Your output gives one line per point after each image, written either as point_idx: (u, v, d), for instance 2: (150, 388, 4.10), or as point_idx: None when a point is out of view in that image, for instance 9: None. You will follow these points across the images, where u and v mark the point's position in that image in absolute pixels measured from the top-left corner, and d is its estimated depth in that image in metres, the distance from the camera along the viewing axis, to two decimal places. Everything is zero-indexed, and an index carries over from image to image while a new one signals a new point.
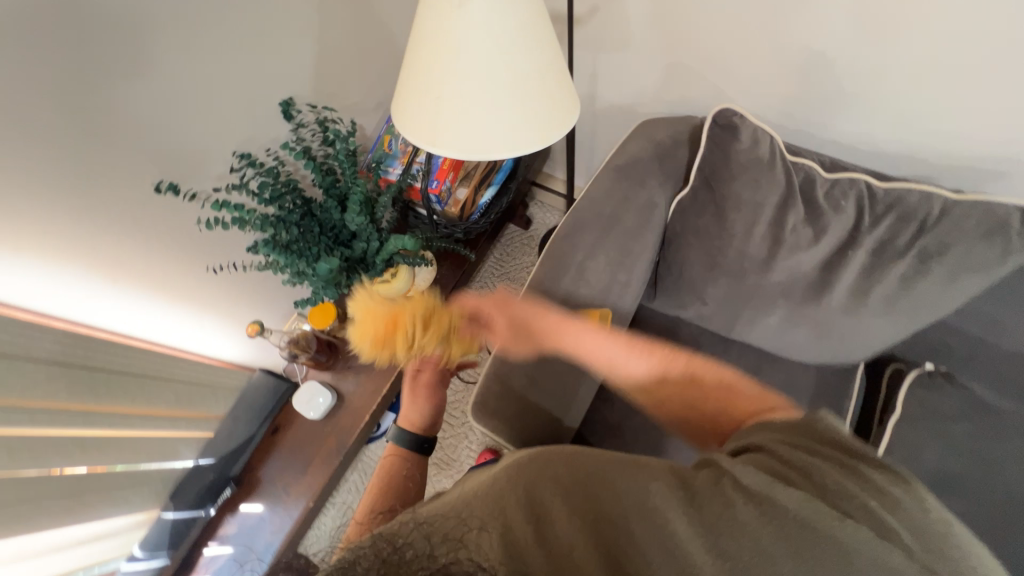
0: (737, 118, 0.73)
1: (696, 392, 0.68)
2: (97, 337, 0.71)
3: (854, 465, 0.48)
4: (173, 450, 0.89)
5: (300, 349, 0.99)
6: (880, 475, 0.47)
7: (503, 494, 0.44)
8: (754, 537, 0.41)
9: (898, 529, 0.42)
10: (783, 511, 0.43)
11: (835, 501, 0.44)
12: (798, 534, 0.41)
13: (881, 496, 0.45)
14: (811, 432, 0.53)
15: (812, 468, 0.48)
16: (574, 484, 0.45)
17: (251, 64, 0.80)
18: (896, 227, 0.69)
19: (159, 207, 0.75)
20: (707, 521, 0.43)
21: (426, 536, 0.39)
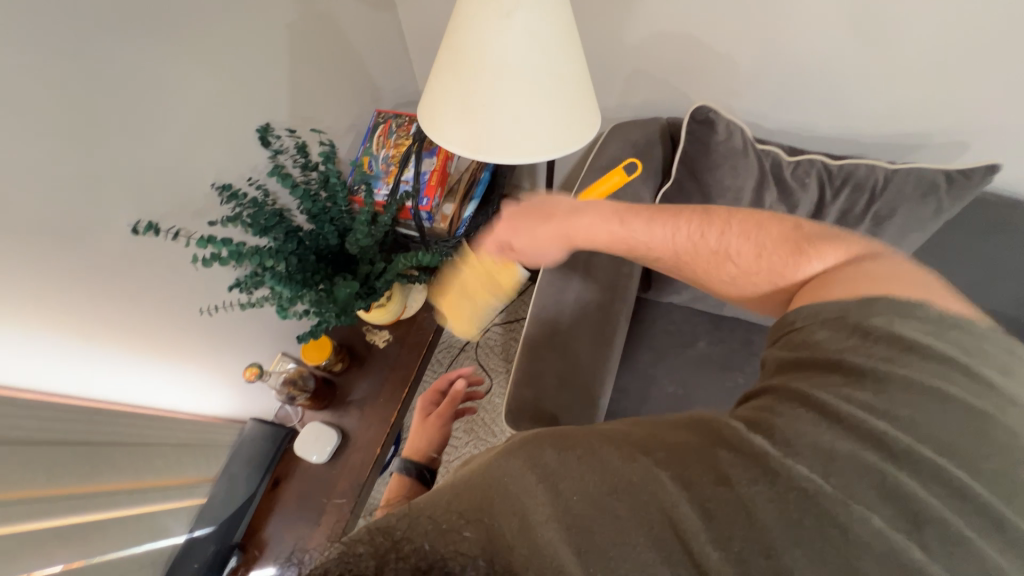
0: (712, 113, 0.80)
1: (740, 244, 0.60)
2: (74, 407, 0.61)
3: (913, 395, 0.40)
4: (165, 526, 0.79)
5: (297, 390, 0.93)
6: (934, 409, 0.39)
7: (497, 481, 0.37)
8: (739, 512, 0.35)
9: (939, 507, 0.35)
10: (784, 478, 0.36)
11: (863, 474, 0.36)
12: (805, 517, 0.34)
13: (919, 462, 0.37)
14: (885, 337, 0.44)
15: (853, 416, 0.39)
16: (563, 475, 0.38)
17: (225, 91, 0.75)
18: (853, 196, 0.80)
19: (135, 252, 0.67)
20: (698, 492, 0.37)
21: (426, 524, 0.34)
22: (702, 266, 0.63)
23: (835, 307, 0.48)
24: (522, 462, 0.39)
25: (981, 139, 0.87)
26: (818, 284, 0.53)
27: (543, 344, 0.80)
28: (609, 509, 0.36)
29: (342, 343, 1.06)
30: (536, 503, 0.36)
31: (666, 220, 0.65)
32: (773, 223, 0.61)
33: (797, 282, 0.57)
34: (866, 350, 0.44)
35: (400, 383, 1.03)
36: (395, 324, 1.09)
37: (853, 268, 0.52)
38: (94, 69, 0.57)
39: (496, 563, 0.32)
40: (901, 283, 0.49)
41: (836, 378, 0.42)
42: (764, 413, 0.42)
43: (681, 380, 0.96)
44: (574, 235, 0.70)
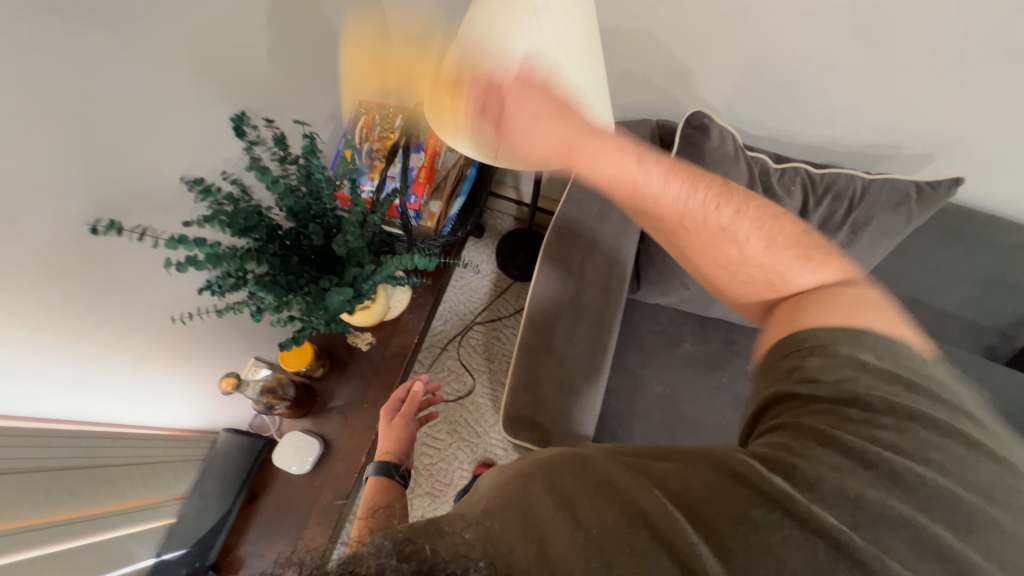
0: (707, 120, 0.81)
1: (753, 232, 0.58)
2: (25, 430, 0.54)
3: (908, 432, 0.43)
4: (129, 552, 0.72)
5: (276, 399, 0.87)
6: (934, 449, 0.41)
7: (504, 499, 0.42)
8: (753, 549, 0.37)
9: (958, 546, 0.36)
10: (795, 518, 0.38)
11: (879, 518, 0.38)
12: (830, 562, 0.36)
13: (930, 503, 0.39)
14: (866, 366, 0.47)
15: (862, 459, 0.41)
16: (584, 503, 0.41)
17: (195, 74, 0.68)
18: (834, 204, 0.84)
19: (94, 254, 0.59)
20: (707, 528, 0.39)
21: (430, 525, 0.37)
22: (709, 241, 0.60)
23: (830, 329, 0.50)
24: (544, 487, 0.43)
25: (944, 153, 0.93)
26: (805, 304, 0.55)
27: (540, 351, 0.78)
28: (633, 547, 0.37)
29: (322, 346, 1.00)
30: (559, 534, 0.38)
31: (685, 179, 0.61)
32: (787, 223, 0.60)
33: (794, 287, 0.58)
34: (863, 382, 0.46)
35: (385, 387, 0.99)
36: (378, 326, 1.05)
37: (835, 290, 0.55)
38: (48, 44, 0.50)
39: (495, 565, 0.36)
40: (871, 310, 0.52)
41: (829, 413, 0.45)
42: (780, 451, 0.43)
43: (669, 380, 0.98)
44: (577, 149, 0.62)
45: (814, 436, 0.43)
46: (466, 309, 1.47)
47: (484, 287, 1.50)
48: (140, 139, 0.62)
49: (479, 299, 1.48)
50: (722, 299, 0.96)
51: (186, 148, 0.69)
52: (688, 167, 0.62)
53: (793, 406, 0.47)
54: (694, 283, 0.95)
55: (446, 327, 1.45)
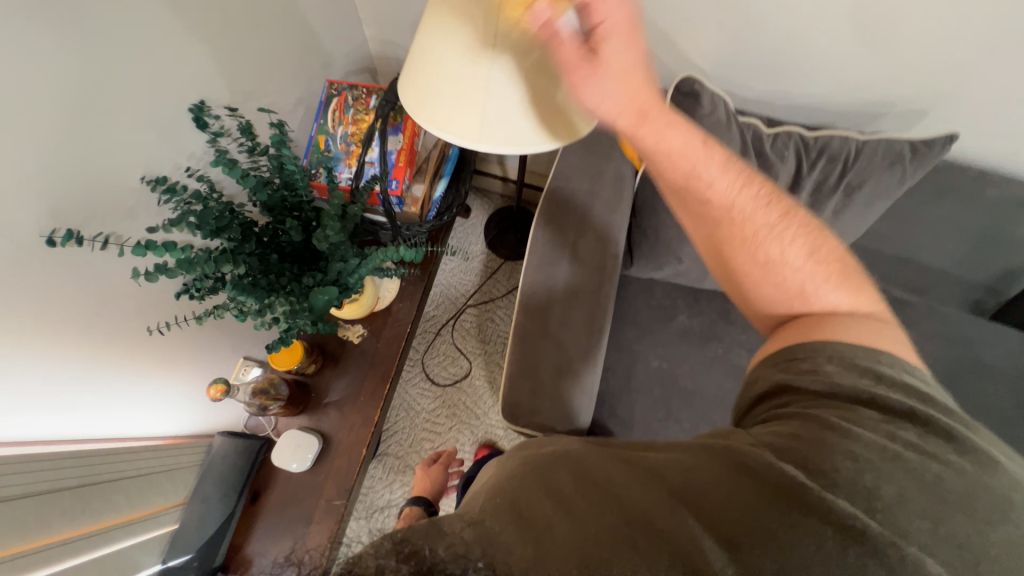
0: (698, 85, 0.77)
1: (791, 247, 0.58)
2: (5, 457, 0.51)
3: (911, 433, 0.43)
4: (135, 562, 0.71)
5: (270, 400, 0.86)
6: (932, 445, 0.42)
7: (502, 500, 0.43)
8: (758, 536, 0.37)
9: (966, 535, 0.37)
10: (801, 505, 0.39)
11: (893, 505, 0.38)
12: (837, 547, 0.36)
13: (945, 494, 0.39)
14: (874, 376, 0.48)
15: (879, 454, 0.41)
16: (583, 504, 0.41)
17: (145, 63, 0.62)
18: (827, 168, 0.82)
19: (55, 268, 0.55)
20: (711, 520, 0.39)
21: (425, 527, 0.38)
22: (740, 238, 0.60)
23: (844, 346, 0.51)
24: (541, 491, 0.43)
25: (937, 109, 0.91)
26: (827, 322, 0.55)
27: (536, 336, 0.77)
28: (634, 541, 0.38)
29: (314, 342, 0.98)
30: (557, 534, 0.38)
31: (739, 172, 0.61)
32: (829, 246, 0.60)
33: (820, 307, 0.57)
34: (865, 391, 0.47)
35: (381, 378, 0.98)
36: (369, 317, 1.02)
37: (856, 318, 0.55)
38: None
39: (495, 565, 0.36)
40: (883, 337, 0.52)
41: (843, 410, 0.46)
42: (789, 439, 0.44)
43: (665, 354, 0.98)
44: (651, 115, 0.57)
45: (813, 430, 0.44)
46: (458, 292, 1.45)
47: (474, 268, 1.48)
48: (90, 138, 0.56)
49: (470, 281, 1.46)
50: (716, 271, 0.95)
51: (144, 145, 0.64)
52: (739, 163, 0.63)
53: (798, 404, 0.49)
54: (688, 257, 0.93)
55: (438, 311, 1.43)
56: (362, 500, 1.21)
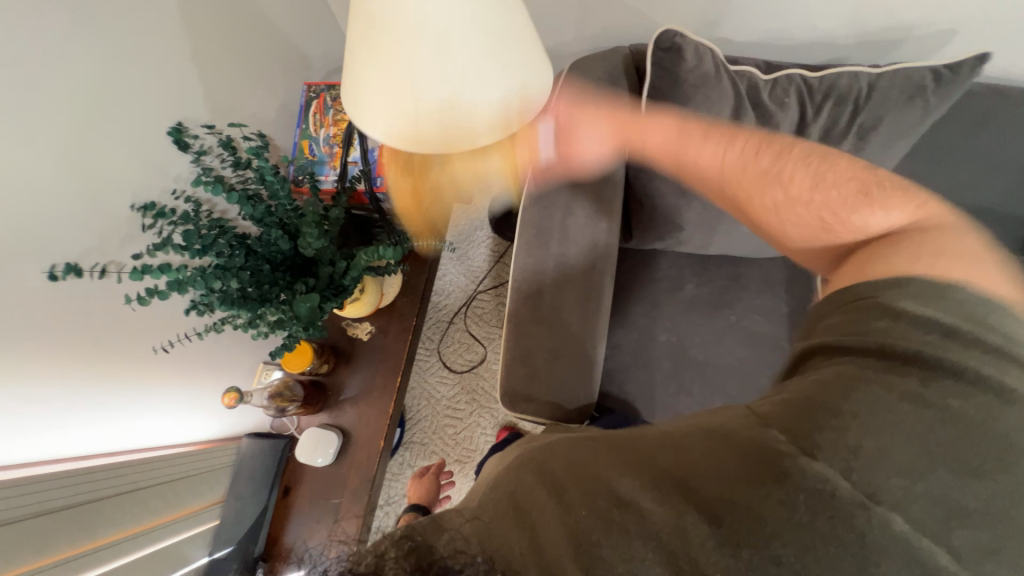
0: (678, 38, 0.70)
1: (799, 178, 0.58)
2: (42, 474, 0.57)
3: (922, 385, 0.40)
4: (183, 556, 0.78)
5: (287, 401, 0.90)
6: (934, 395, 0.39)
7: (502, 493, 0.42)
8: (744, 513, 0.37)
9: (954, 495, 0.36)
10: (784, 479, 0.38)
11: (877, 463, 0.37)
12: (810, 515, 0.36)
13: (940, 449, 0.37)
14: (905, 319, 0.44)
15: (881, 412, 0.39)
16: (573, 487, 0.41)
17: (119, 93, 0.63)
18: (835, 111, 0.74)
19: (63, 299, 0.59)
20: (699, 498, 0.38)
21: (430, 522, 0.38)
22: (755, 181, 0.61)
23: (889, 282, 0.48)
24: (535, 477, 0.43)
25: (969, 26, 0.80)
26: (870, 253, 0.53)
27: (530, 322, 0.76)
28: (621, 525, 0.37)
29: (325, 343, 1.01)
30: (548, 520, 0.38)
31: (726, 134, 0.65)
32: (853, 169, 0.57)
33: (866, 233, 0.55)
34: (900, 332, 0.44)
35: (392, 372, 1.01)
36: (375, 314, 1.05)
37: (914, 233, 0.52)
38: None
39: (494, 561, 0.35)
40: (925, 255, 0.49)
41: (856, 363, 0.44)
42: (779, 405, 0.44)
43: (675, 327, 0.95)
44: (633, 124, 0.73)
45: (843, 393, 0.41)
46: (467, 280, 1.45)
47: (481, 254, 1.47)
48: (76, 174, 0.59)
49: (478, 267, 1.46)
50: (722, 235, 0.90)
51: (131, 174, 0.66)
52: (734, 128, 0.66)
53: (831, 357, 0.46)
54: (689, 224, 0.89)
55: (448, 300, 1.44)
56: (392, 486, 1.27)
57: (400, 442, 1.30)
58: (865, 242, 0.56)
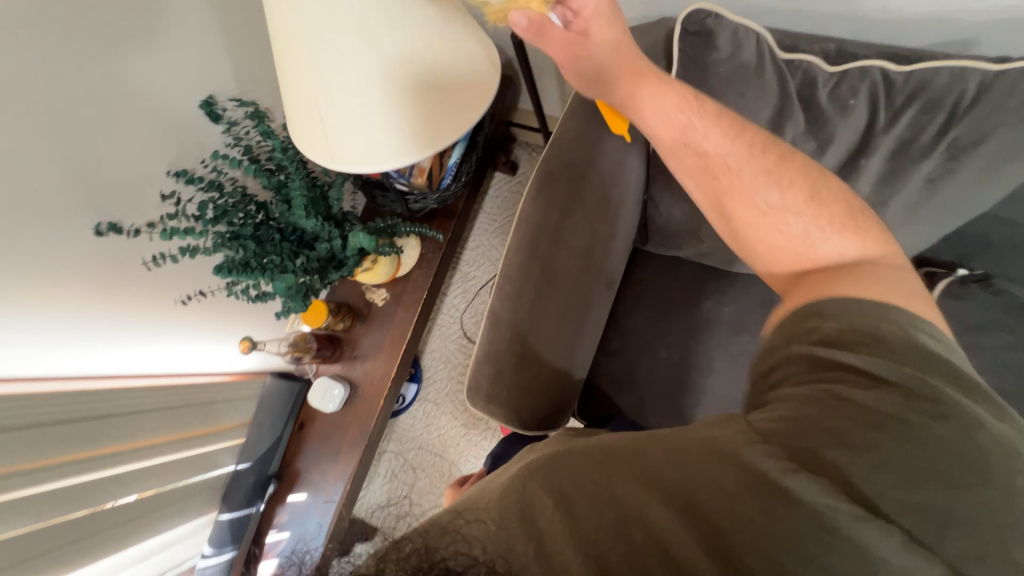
0: (711, 20, 0.60)
1: (786, 188, 0.53)
2: (94, 389, 0.72)
3: (913, 411, 0.39)
4: (213, 461, 0.98)
5: (302, 351, 1.01)
6: (928, 422, 0.39)
7: (502, 501, 0.39)
8: (765, 530, 0.35)
9: (939, 511, 0.35)
10: (785, 494, 0.36)
11: (870, 485, 0.36)
12: (816, 529, 0.34)
13: (936, 479, 0.36)
14: (895, 344, 0.44)
15: (865, 432, 0.38)
16: (581, 496, 0.38)
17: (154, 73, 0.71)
18: (919, 120, 0.58)
19: (111, 254, 0.72)
20: (707, 513, 0.36)
21: (427, 530, 0.36)
22: (738, 188, 0.54)
23: (859, 306, 0.46)
24: (540, 486, 0.39)
25: None
26: (848, 271, 0.50)
27: (502, 324, 0.75)
28: (630, 538, 0.35)
29: (343, 303, 1.09)
30: (558, 532, 0.35)
31: (731, 122, 0.56)
32: (826, 185, 0.53)
33: (824, 257, 0.52)
34: (890, 350, 0.44)
35: (399, 340, 1.08)
36: (391, 282, 1.10)
37: (869, 267, 0.50)
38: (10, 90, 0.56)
39: (494, 565, 0.33)
40: (894, 283, 0.48)
41: (840, 381, 0.43)
42: (750, 428, 0.42)
43: (679, 345, 0.87)
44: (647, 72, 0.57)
45: (824, 410, 0.41)
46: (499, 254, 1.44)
47: None
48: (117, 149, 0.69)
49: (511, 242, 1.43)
50: (748, 255, 0.78)
51: (166, 146, 0.75)
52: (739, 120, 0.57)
53: (810, 375, 0.44)
54: (710, 237, 0.78)
55: (478, 272, 1.45)
56: (404, 434, 1.40)
57: (417, 397, 1.41)
58: (828, 266, 0.51)
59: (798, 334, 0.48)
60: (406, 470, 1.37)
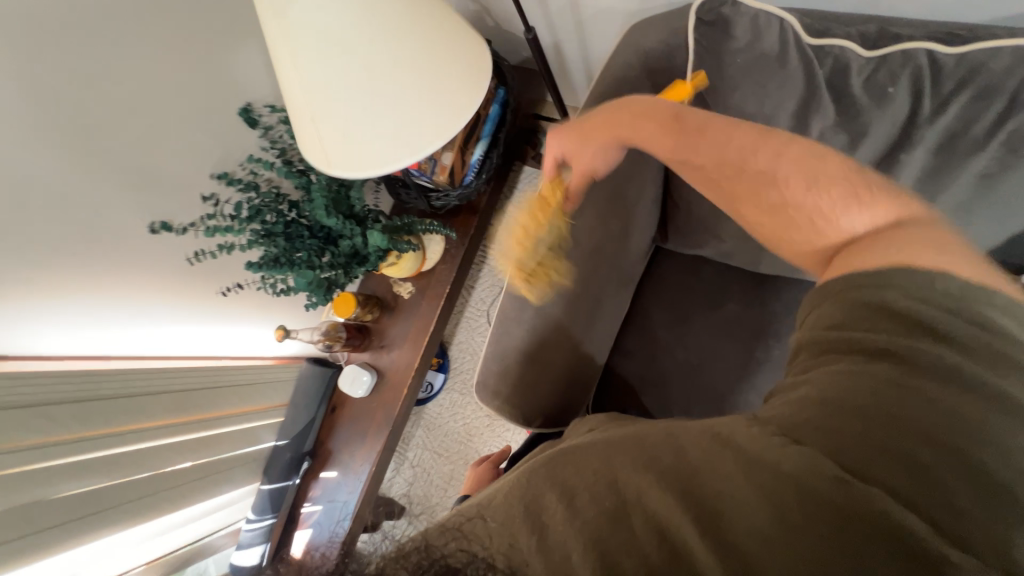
0: (727, 7, 0.57)
1: (790, 165, 0.51)
2: (153, 368, 0.85)
3: (917, 378, 0.39)
4: (256, 435, 1.09)
5: (333, 340, 1.07)
6: (932, 389, 0.38)
7: (510, 498, 0.43)
8: (757, 506, 0.36)
9: (950, 486, 0.34)
10: (772, 464, 0.37)
11: (875, 461, 0.36)
12: (817, 509, 0.34)
13: (949, 446, 0.36)
14: (908, 312, 0.42)
15: (871, 410, 0.38)
16: (582, 491, 0.41)
17: (198, 86, 0.78)
18: (972, 109, 0.51)
19: (166, 249, 0.81)
20: (706, 507, 0.37)
21: (441, 530, 0.42)
22: (745, 188, 0.53)
23: (877, 276, 0.45)
24: (543, 480, 0.44)
25: None
26: (869, 243, 0.48)
27: (511, 321, 0.77)
28: (628, 523, 0.38)
29: (372, 295, 1.15)
30: (557, 521, 0.39)
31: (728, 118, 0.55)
32: (831, 161, 0.51)
33: (840, 234, 0.50)
34: (912, 316, 0.42)
35: (423, 331, 1.12)
36: (416, 276, 1.15)
37: (886, 234, 0.47)
38: (78, 111, 0.65)
39: (494, 561, 0.38)
40: (919, 245, 0.45)
41: (845, 360, 0.43)
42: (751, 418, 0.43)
43: (697, 347, 0.85)
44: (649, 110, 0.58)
45: (822, 388, 0.41)
46: None
47: None
48: (169, 157, 0.77)
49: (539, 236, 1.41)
50: (774, 255, 0.74)
51: (211, 151, 0.83)
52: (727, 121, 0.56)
53: (822, 355, 0.44)
54: (730, 236, 0.75)
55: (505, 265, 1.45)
56: (431, 420, 1.46)
57: (444, 386, 1.45)
58: (844, 242, 0.50)
59: (815, 313, 0.48)
60: (433, 454, 1.43)
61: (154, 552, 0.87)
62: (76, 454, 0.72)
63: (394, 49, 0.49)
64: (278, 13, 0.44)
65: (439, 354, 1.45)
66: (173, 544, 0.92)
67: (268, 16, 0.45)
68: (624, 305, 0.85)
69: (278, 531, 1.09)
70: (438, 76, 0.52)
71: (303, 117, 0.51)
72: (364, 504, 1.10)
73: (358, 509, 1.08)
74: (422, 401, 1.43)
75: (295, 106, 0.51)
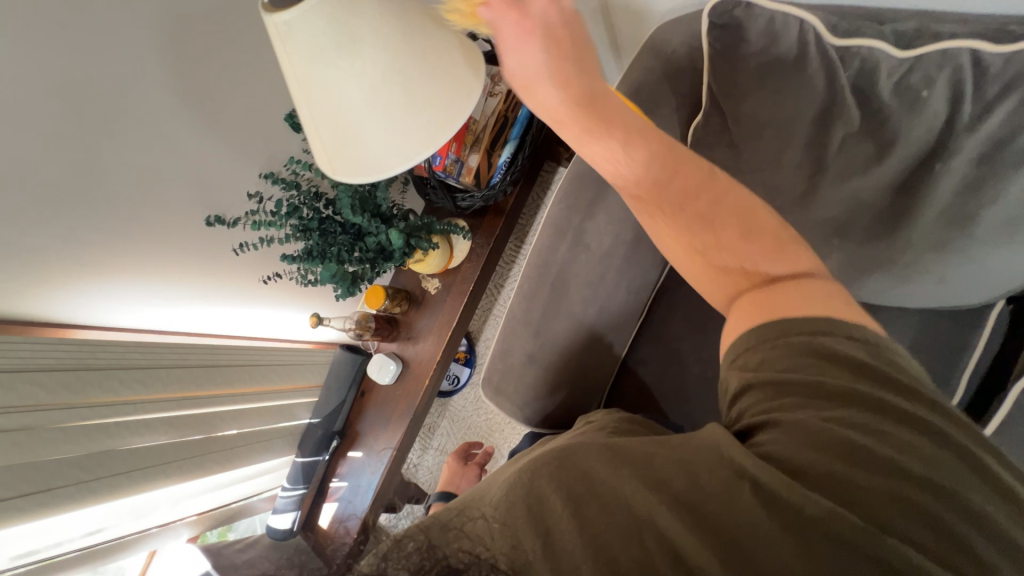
0: (741, 9, 0.57)
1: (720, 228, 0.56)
2: (203, 344, 0.95)
3: (896, 419, 0.40)
4: (293, 412, 1.19)
5: (364, 329, 1.14)
6: (912, 435, 0.39)
7: (512, 495, 0.42)
8: (777, 539, 0.35)
9: (943, 521, 0.35)
10: (783, 503, 0.36)
11: (874, 501, 0.36)
12: (824, 541, 0.35)
13: (940, 486, 0.37)
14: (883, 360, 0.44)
15: (862, 449, 0.38)
16: (592, 498, 0.40)
17: (252, 94, 0.87)
18: (1018, 117, 0.47)
19: (219, 239, 0.92)
20: (716, 531, 0.37)
21: (443, 526, 0.43)
22: (680, 229, 0.58)
23: (812, 320, 0.47)
24: (547, 481, 0.42)
25: None
26: (769, 293, 0.52)
27: (518, 323, 0.79)
28: (640, 539, 0.38)
29: (403, 289, 1.22)
30: (562, 527, 0.39)
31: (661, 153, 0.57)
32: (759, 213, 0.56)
33: (761, 278, 0.54)
34: (888, 363, 0.44)
35: (446, 326, 1.16)
36: (443, 273, 1.19)
37: (802, 285, 0.51)
38: (154, 118, 0.75)
39: (495, 562, 0.39)
40: (828, 301, 0.49)
41: (823, 396, 0.42)
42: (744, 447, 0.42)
43: (713, 359, 0.82)
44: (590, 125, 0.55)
45: (806, 428, 0.40)
46: None
47: None
48: (224, 157, 0.87)
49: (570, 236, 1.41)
50: None
51: (261, 153, 0.93)
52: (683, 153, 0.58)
53: (769, 396, 0.44)
54: None
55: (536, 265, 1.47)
56: (456, 413, 1.51)
57: (469, 380, 1.49)
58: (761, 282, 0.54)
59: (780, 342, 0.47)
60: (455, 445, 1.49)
61: (196, 508, 1.00)
62: (139, 414, 0.84)
63: (376, 65, 0.51)
64: (281, 40, 0.49)
65: (466, 350, 1.49)
66: (213, 503, 1.04)
67: (276, 43, 0.50)
68: (637, 313, 0.83)
69: (309, 501, 1.18)
70: (420, 85, 0.53)
71: (319, 131, 0.54)
72: (384, 487, 1.16)
73: (377, 493, 1.14)
74: (448, 394, 1.48)
75: (312, 125, 0.54)
